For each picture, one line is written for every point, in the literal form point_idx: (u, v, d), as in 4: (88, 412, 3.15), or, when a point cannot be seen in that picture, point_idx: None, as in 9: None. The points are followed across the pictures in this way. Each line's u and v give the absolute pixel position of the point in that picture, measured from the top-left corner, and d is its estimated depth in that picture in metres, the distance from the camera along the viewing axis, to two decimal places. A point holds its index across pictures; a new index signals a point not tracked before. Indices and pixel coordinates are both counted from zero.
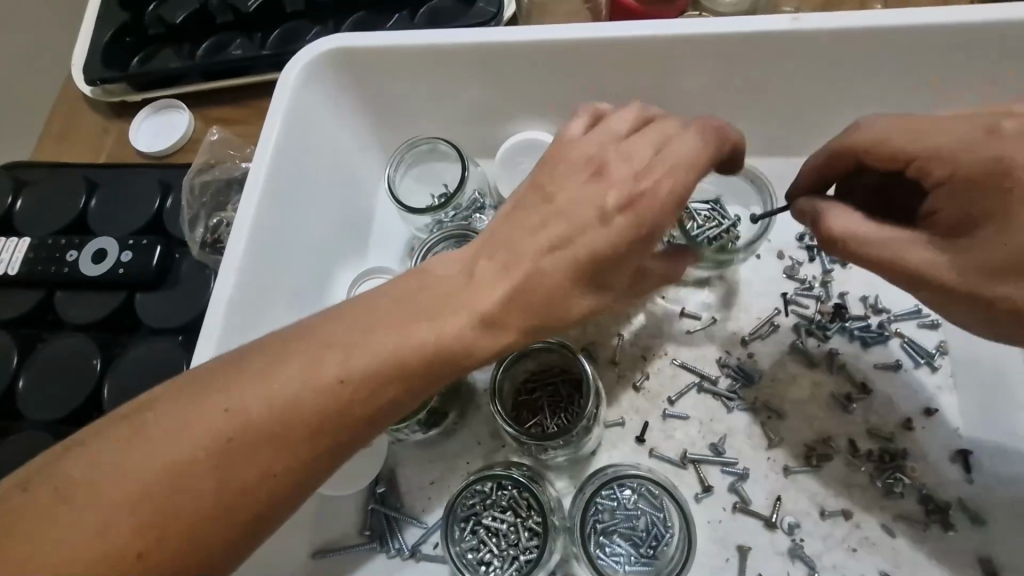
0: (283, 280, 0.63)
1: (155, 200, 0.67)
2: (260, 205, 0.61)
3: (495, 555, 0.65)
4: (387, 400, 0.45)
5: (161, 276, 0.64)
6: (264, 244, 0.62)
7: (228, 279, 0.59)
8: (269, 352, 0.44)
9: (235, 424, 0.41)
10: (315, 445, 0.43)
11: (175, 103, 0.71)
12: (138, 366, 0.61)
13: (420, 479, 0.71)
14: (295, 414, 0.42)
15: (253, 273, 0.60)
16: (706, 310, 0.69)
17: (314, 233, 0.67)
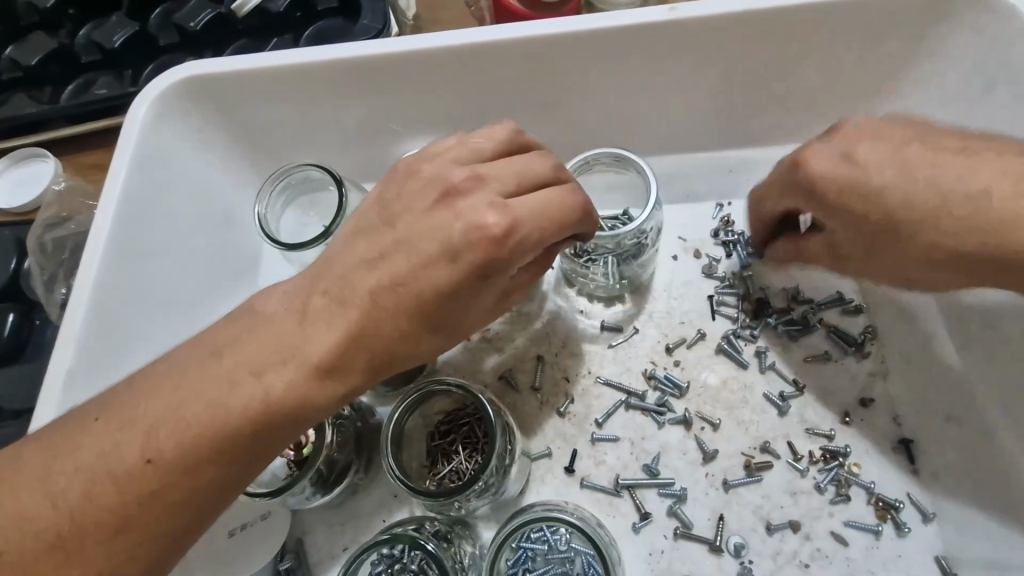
0: (142, 340, 0.51)
1: (10, 261, 0.67)
2: (109, 253, 0.50)
3: None
4: (208, 481, 0.38)
5: (19, 347, 0.63)
6: (111, 303, 0.50)
7: (64, 353, 0.47)
8: (46, 447, 0.37)
9: (6, 539, 0.35)
10: (120, 546, 0.36)
11: (40, 152, 0.79)
12: None
13: (331, 546, 0.54)
14: (87, 514, 0.36)
15: (102, 333, 0.49)
16: (628, 320, 0.59)
17: (182, 279, 0.55)
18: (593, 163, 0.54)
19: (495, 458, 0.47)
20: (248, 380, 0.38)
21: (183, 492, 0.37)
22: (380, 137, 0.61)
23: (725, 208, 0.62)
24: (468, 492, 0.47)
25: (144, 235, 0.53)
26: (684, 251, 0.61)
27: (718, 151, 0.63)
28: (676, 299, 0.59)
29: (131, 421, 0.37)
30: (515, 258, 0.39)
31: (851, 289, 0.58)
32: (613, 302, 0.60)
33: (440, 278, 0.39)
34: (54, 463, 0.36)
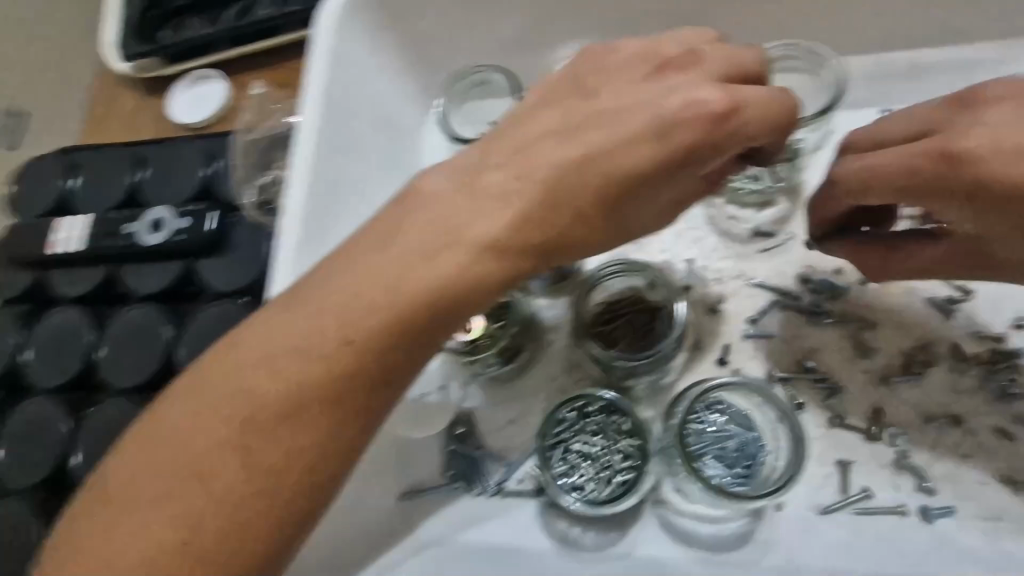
0: (342, 229, 0.58)
1: (203, 168, 0.76)
2: (314, 150, 0.56)
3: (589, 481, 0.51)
4: (432, 341, 0.44)
5: (219, 240, 0.72)
6: (317, 189, 0.56)
7: (291, 230, 0.54)
8: (297, 309, 0.43)
9: (276, 387, 0.42)
10: (364, 395, 0.43)
11: (212, 74, 0.87)
12: (205, 327, 0.69)
13: (497, 419, 0.61)
14: (338, 367, 0.42)
15: (314, 220, 0.55)
16: (782, 227, 0.60)
17: (365, 168, 0.61)
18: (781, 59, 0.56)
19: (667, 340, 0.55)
20: (459, 247, 0.43)
21: (409, 334, 0.43)
22: (539, 43, 0.64)
23: (889, 114, 0.61)
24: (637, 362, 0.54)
25: (337, 136, 0.58)
26: (845, 157, 0.60)
27: (885, 54, 0.61)
28: None
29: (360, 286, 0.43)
30: (729, 130, 0.41)
31: None
32: (763, 207, 0.61)
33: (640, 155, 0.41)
34: (306, 314, 0.43)
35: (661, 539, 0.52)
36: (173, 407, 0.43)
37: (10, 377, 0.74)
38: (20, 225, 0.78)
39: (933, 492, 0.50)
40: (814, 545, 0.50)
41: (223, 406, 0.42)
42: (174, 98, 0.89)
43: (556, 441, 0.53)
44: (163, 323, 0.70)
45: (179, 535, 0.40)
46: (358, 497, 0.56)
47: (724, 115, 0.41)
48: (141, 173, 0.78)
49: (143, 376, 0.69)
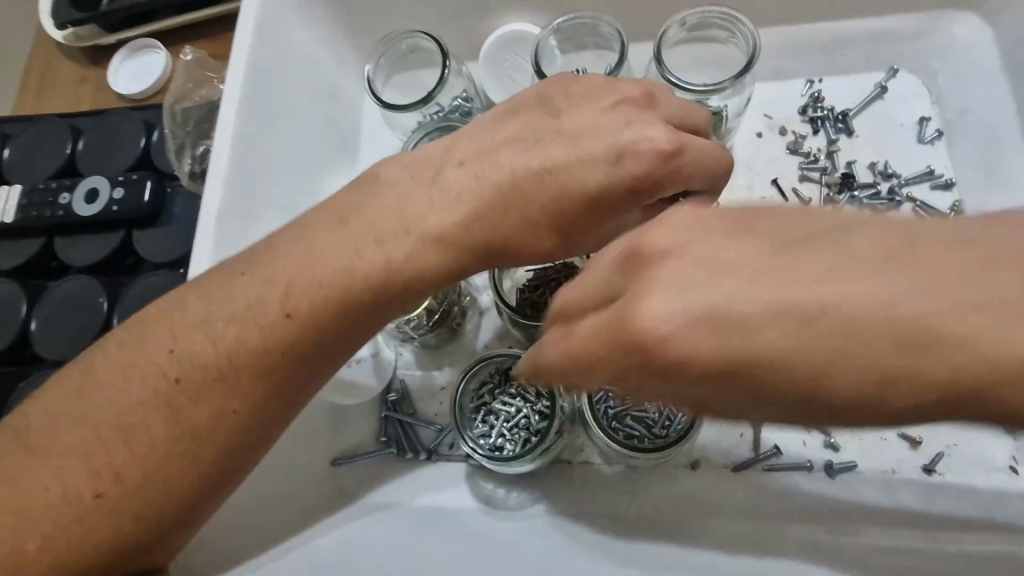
0: (271, 196, 0.57)
1: (142, 137, 0.75)
2: (240, 116, 0.56)
3: (507, 441, 0.50)
4: (345, 330, 0.41)
5: (158, 210, 0.71)
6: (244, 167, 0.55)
7: (212, 195, 0.53)
8: (211, 290, 0.41)
9: (179, 365, 0.40)
10: (271, 379, 0.41)
11: (153, 42, 0.85)
12: (143, 296, 0.69)
13: (430, 384, 0.62)
14: (245, 350, 0.40)
15: (239, 185, 0.54)
16: None
17: (294, 151, 0.61)
18: (698, 24, 0.56)
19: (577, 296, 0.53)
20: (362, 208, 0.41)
21: (320, 322, 0.40)
22: (475, 13, 0.64)
23: (815, 85, 0.62)
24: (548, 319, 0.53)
25: (265, 103, 0.58)
26: (770, 127, 0.61)
27: (814, 25, 0.61)
28: (759, 173, 0.61)
29: (271, 266, 0.41)
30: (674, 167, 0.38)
31: (941, 164, 0.57)
32: None
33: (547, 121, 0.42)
34: (216, 297, 0.41)
35: (581, 497, 0.54)
36: (69, 386, 0.40)
37: None
38: None
39: (838, 448, 0.52)
40: (724, 500, 0.52)
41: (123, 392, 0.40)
42: (115, 67, 0.87)
43: (474, 405, 0.51)
44: (100, 294, 0.70)
45: (72, 510, 0.38)
46: (288, 464, 0.55)
47: (672, 152, 0.37)
48: (78, 142, 0.77)
49: (77, 347, 0.68)
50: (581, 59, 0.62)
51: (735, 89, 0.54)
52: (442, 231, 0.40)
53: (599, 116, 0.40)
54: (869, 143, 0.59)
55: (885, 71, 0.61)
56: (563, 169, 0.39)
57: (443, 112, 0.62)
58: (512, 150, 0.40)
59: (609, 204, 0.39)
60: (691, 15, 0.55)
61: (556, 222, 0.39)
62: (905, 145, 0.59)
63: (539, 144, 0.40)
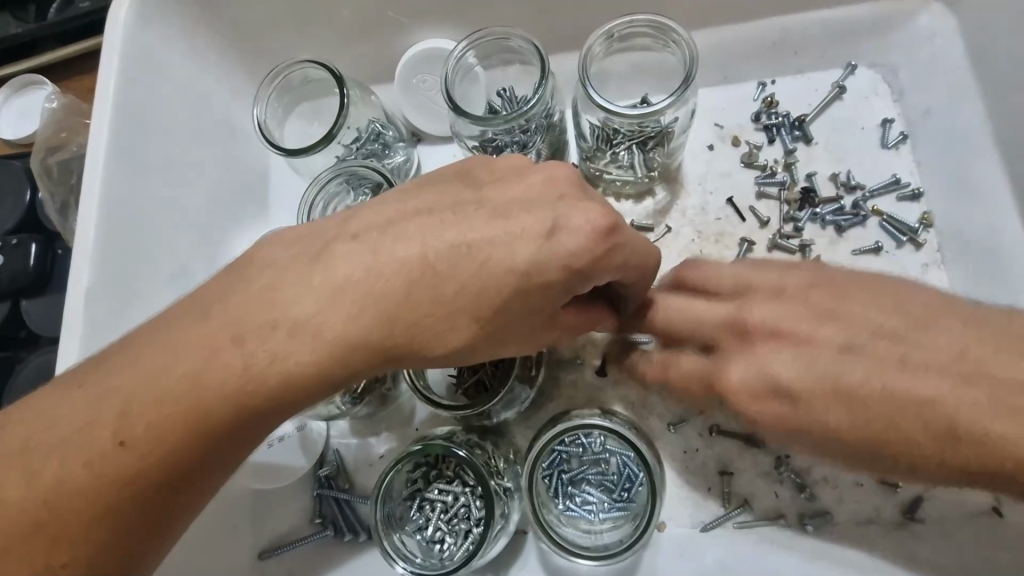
0: (156, 263, 0.50)
1: (23, 191, 0.66)
2: (108, 175, 0.48)
3: (448, 532, 0.45)
4: (204, 456, 0.34)
5: (47, 275, 0.63)
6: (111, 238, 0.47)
7: (80, 272, 0.46)
8: (27, 411, 0.33)
9: None
10: (115, 522, 0.32)
11: (36, 77, 0.76)
12: (36, 376, 0.61)
13: (368, 452, 0.55)
14: (71, 491, 0.32)
15: (114, 258, 0.48)
16: (659, 219, 0.55)
17: (184, 204, 0.53)
18: (628, 34, 0.48)
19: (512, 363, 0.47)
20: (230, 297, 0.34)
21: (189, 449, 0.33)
22: (383, 29, 0.57)
23: (768, 88, 0.56)
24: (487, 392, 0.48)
25: (141, 154, 0.50)
26: (720, 139, 0.55)
27: (760, 21, 0.55)
28: (711, 192, 0.55)
29: (112, 386, 0.33)
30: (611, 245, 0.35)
31: (907, 171, 0.52)
32: (641, 199, 0.56)
33: (461, 190, 0.37)
34: (19, 428, 0.33)
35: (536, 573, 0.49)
36: None
37: None
38: None
39: (812, 499, 0.47)
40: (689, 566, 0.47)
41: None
42: None
43: (408, 492, 0.46)
44: None
45: None
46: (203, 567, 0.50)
47: (608, 229, 0.35)
48: None
49: None
50: (508, 73, 0.55)
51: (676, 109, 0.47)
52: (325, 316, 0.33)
53: (526, 189, 0.36)
54: (829, 150, 0.54)
55: (843, 67, 0.55)
56: (482, 241, 0.35)
57: (361, 141, 0.54)
58: (423, 221, 0.35)
59: (541, 274, 0.35)
60: (619, 26, 0.47)
61: (468, 298, 0.35)
62: (866, 151, 0.53)
63: (453, 214, 0.35)
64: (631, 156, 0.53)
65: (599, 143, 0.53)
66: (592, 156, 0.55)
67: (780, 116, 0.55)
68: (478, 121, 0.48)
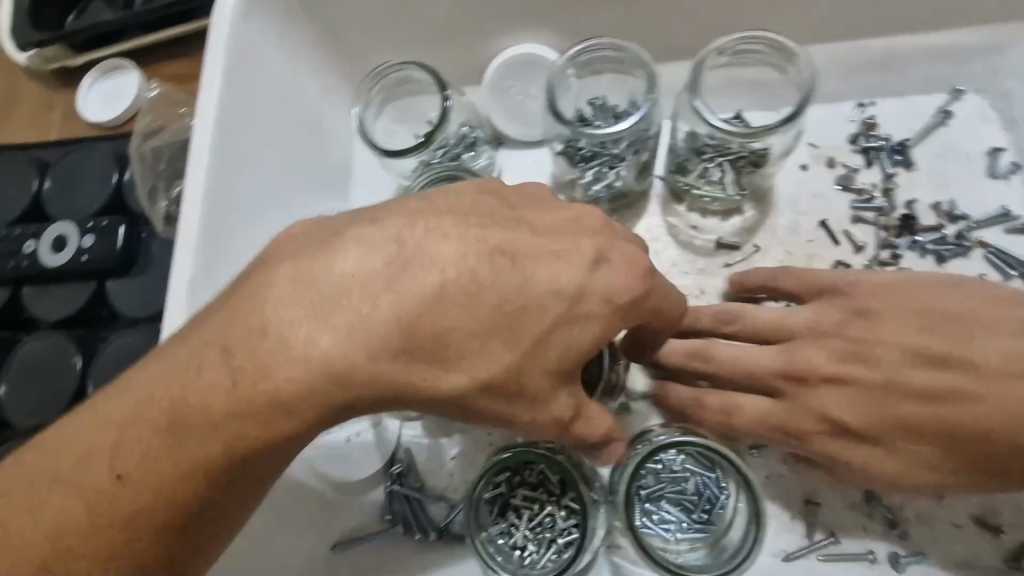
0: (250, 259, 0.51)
1: (112, 174, 0.68)
2: (213, 171, 0.49)
3: (530, 539, 0.45)
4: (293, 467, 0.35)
5: (134, 257, 0.65)
6: (213, 227, 0.48)
7: (184, 265, 0.47)
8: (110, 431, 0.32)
9: (70, 542, 0.31)
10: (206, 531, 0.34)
11: (123, 62, 0.78)
12: (119, 356, 0.62)
13: (439, 453, 0.56)
14: (162, 513, 0.32)
15: (214, 253, 0.48)
16: (748, 238, 0.55)
17: (277, 202, 0.54)
18: (742, 51, 0.47)
19: (596, 378, 0.47)
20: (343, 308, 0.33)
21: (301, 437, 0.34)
22: (478, 33, 0.56)
23: (868, 109, 0.55)
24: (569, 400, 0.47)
25: (244, 150, 0.51)
26: (816, 160, 0.54)
27: (867, 42, 0.53)
28: (804, 213, 0.54)
29: (222, 369, 0.32)
30: None
31: (1015, 204, 0.51)
32: (728, 216, 0.55)
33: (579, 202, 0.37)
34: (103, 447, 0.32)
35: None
36: None
37: None
38: None
39: (905, 537, 0.46)
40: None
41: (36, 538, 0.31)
42: (84, 92, 0.79)
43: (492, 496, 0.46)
44: (71, 351, 0.63)
45: None
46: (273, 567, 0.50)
47: None
48: (45, 180, 0.70)
49: (52, 410, 0.62)
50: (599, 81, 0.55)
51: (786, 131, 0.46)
52: (453, 329, 0.33)
53: None
54: (932, 177, 0.52)
55: (949, 92, 0.54)
56: None
57: (447, 146, 0.55)
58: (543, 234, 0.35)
59: None
60: (735, 41, 0.46)
61: (589, 317, 0.35)
62: (971, 180, 0.52)
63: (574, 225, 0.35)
64: (723, 172, 0.52)
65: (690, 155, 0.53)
66: (681, 169, 0.54)
67: (881, 139, 0.54)
68: (576, 129, 0.49)
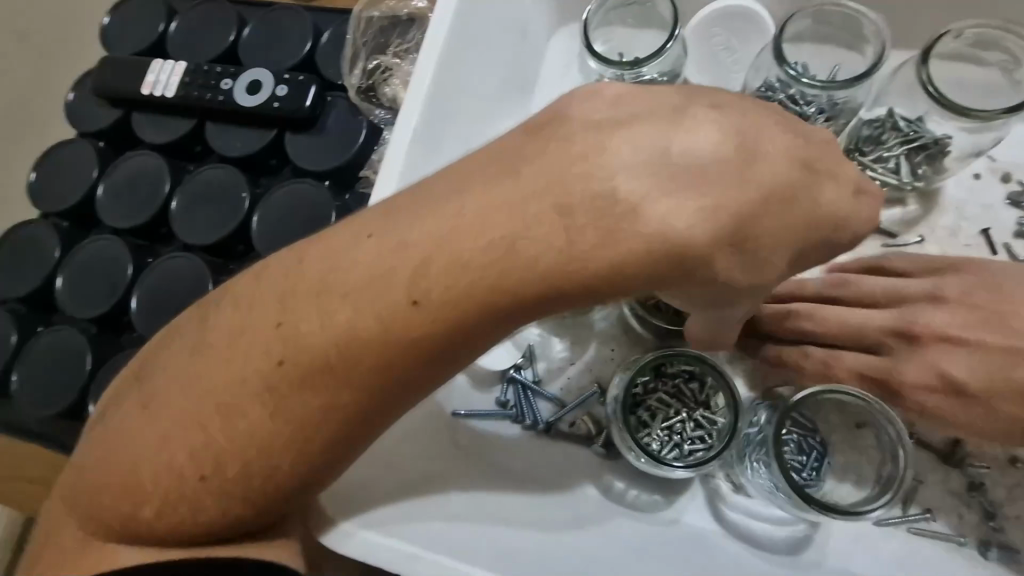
0: (452, 142, 0.54)
1: (309, 39, 0.72)
2: (443, 53, 0.53)
3: (654, 439, 0.49)
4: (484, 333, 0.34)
5: (315, 117, 0.69)
6: (435, 104, 0.52)
7: (404, 128, 0.51)
8: (342, 236, 0.34)
9: (289, 347, 0.34)
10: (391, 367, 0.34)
11: None
12: (286, 200, 0.67)
13: (559, 356, 0.59)
14: (360, 342, 0.33)
15: (430, 127, 0.52)
16: (908, 229, 0.56)
17: (480, 97, 0.57)
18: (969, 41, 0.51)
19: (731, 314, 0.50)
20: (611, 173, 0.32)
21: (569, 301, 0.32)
22: None
23: None
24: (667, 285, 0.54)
25: (469, 41, 0.55)
26: (991, 172, 0.56)
27: None
28: (967, 220, 0.55)
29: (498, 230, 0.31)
30: None
31: None
32: (892, 204, 0.57)
33: None
34: (329, 260, 0.34)
35: (704, 513, 0.52)
36: (185, 343, 0.37)
37: (84, 211, 0.75)
38: (115, 58, 0.76)
39: (1000, 531, 0.49)
40: (858, 554, 0.49)
41: (300, 338, 0.34)
42: None
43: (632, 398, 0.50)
44: (242, 185, 0.69)
45: (196, 471, 0.35)
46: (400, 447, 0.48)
47: None
48: (243, 32, 0.75)
49: (218, 232, 0.68)
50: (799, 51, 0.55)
51: (993, 125, 0.50)
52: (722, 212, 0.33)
53: None
54: None
55: None
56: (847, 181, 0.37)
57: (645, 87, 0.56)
58: None
59: None
60: (974, 27, 0.50)
61: (867, 228, 0.35)
62: None
63: None
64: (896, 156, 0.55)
65: (865, 138, 0.57)
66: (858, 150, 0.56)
67: None
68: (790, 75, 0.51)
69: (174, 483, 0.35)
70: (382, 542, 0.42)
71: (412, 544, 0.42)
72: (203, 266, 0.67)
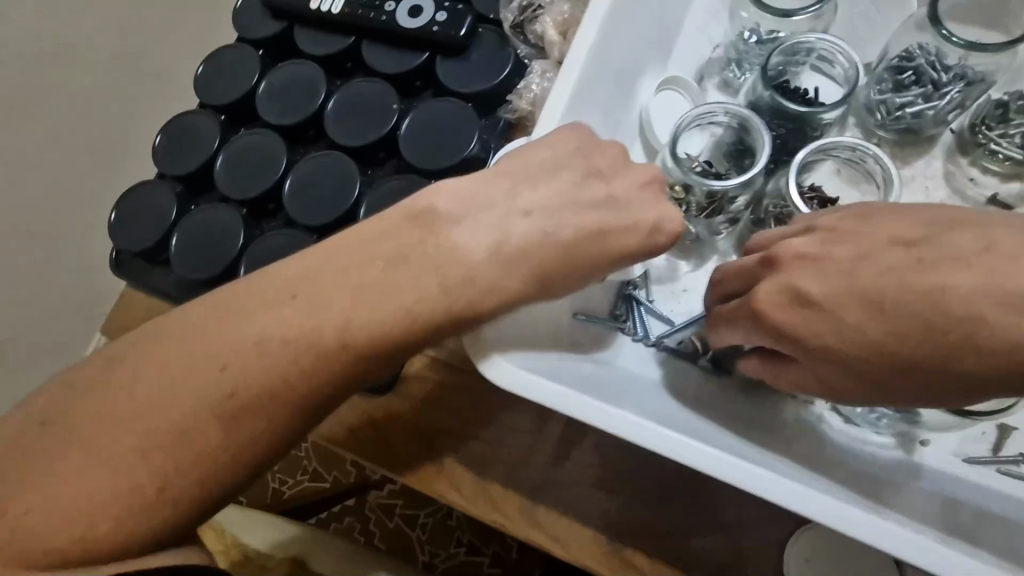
0: (607, 84, 0.61)
1: None
2: (615, 6, 0.57)
3: None
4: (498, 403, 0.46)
5: (465, 46, 0.75)
6: (604, 45, 0.58)
7: (576, 60, 0.56)
8: (378, 289, 0.45)
9: (346, 330, 0.44)
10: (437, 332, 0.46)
11: None
12: (434, 116, 0.73)
13: (672, 285, 0.65)
14: (414, 321, 0.45)
15: (597, 64, 0.58)
16: (1017, 202, 0.61)
17: (634, 46, 0.63)
18: None
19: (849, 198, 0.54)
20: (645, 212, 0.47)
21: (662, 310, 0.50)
22: None
23: None
24: (838, 150, 0.57)
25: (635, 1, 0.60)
26: None
27: None
28: None
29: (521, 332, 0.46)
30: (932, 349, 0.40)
31: None
32: (1009, 180, 0.62)
33: None
34: (371, 287, 0.45)
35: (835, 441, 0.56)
36: (258, 291, 0.45)
37: (239, 110, 0.82)
38: None
39: None
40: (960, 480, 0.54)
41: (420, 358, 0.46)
42: None
43: None
44: (394, 98, 0.76)
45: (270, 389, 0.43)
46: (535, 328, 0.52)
47: None
48: None
49: (368, 137, 0.74)
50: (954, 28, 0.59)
51: None
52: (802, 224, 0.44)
53: None
54: None
55: None
56: None
57: (791, 49, 0.60)
58: None
59: None
60: None
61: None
62: None
63: None
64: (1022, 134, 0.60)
65: (990, 115, 0.61)
66: (982, 126, 0.61)
67: None
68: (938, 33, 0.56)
69: (311, 390, 0.44)
70: (555, 391, 0.46)
71: (593, 397, 0.47)
72: (349, 164, 0.74)
